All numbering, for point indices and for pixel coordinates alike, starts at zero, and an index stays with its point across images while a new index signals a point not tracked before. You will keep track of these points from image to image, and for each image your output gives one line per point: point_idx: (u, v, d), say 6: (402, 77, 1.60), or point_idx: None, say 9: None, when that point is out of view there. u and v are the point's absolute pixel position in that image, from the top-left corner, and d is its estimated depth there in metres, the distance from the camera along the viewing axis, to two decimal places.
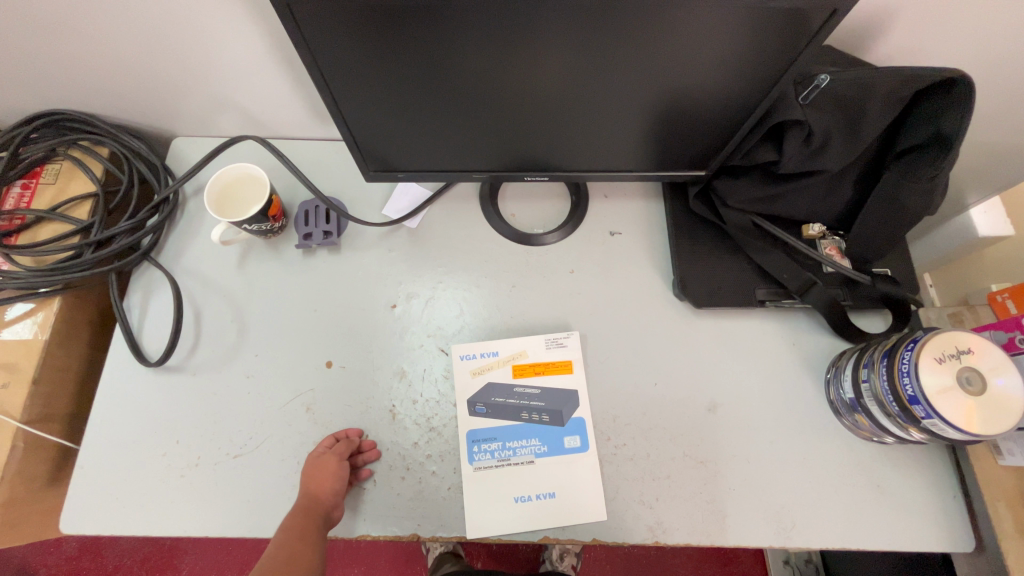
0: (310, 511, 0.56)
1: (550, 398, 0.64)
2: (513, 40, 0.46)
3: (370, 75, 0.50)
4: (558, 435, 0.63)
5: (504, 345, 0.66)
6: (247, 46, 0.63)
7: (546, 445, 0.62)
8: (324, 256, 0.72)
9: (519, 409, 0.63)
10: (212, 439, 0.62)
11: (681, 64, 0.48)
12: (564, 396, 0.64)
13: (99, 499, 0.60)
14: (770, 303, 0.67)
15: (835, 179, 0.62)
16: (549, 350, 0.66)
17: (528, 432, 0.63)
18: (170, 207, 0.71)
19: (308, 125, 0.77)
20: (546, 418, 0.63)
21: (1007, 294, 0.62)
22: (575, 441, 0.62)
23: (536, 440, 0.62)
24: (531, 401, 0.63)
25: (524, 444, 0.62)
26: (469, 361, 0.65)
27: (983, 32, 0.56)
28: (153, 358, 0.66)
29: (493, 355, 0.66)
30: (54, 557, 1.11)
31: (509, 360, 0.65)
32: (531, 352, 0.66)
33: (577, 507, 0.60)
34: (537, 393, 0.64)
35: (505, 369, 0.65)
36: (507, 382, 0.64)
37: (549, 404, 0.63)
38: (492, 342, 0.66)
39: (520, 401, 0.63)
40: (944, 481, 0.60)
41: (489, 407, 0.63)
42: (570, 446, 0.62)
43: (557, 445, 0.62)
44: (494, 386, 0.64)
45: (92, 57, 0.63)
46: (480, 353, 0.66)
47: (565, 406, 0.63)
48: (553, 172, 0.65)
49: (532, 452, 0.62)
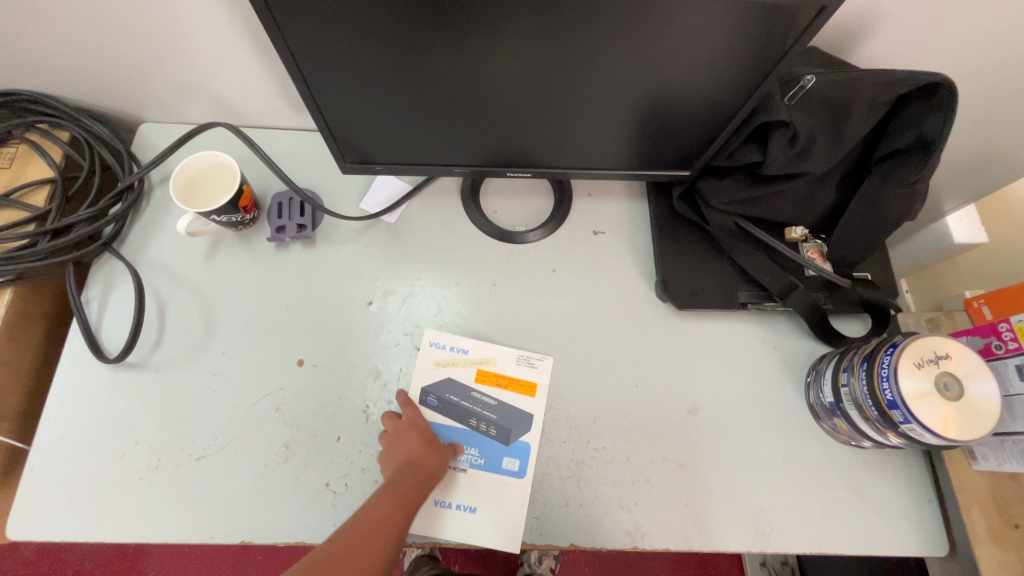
0: (425, 480, 0.54)
1: (504, 417, 0.62)
2: (496, 29, 0.44)
3: (345, 63, 0.47)
4: (499, 455, 0.61)
5: (477, 347, 0.65)
6: (217, 29, 0.60)
7: (483, 458, 0.60)
8: (298, 250, 0.69)
9: (469, 414, 0.62)
10: (174, 439, 0.59)
11: (665, 59, 0.47)
12: (519, 417, 0.62)
13: (49, 504, 0.56)
14: (751, 306, 0.66)
15: (819, 182, 0.62)
16: (519, 366, 0.64)
17: (469, 440, 0.61)
18: (134, 195, 0.68)
19: (284, 113, 0.75)
20: (493, 432, 0.61)
21: (983, 300, 0.62)
22: (514, 464, 0.60)
23: (475, 451, 0.60)
24: (484, 410, 0.62)
25: (462, 451, 0.60)
26: (437, 350, 0.65)
27: (964, 38, 0.56)
28: (112, 355, 0.63)
29: (463, 352, 0.65)
30: (9, 561, 1.06)
31: (476, 363, 0.64)
32: (501, 362, 0.64)
33: (487, 523, 0.57)
34: (494, 407, 0.62)
35: (468, 369, 0.64)
36: (467, 383, 0.63)
37: (500, 419, 0.61)
38: (466, 339, 0.65)
39: (473, 406, 0.62)
40: (920, 486, 0.60)
41: (441, 402, 0.62)
42: (507, 468, 0.60)
43: (494, 463, 0.60)
44: (452, 383, 0.63)
45: (50, 36, 0.60)
46: (450, 346, 0.65)
47: (516, 426, 0.61)
48: (536, 168, 0.64)
49: (467, 461, 0.60)
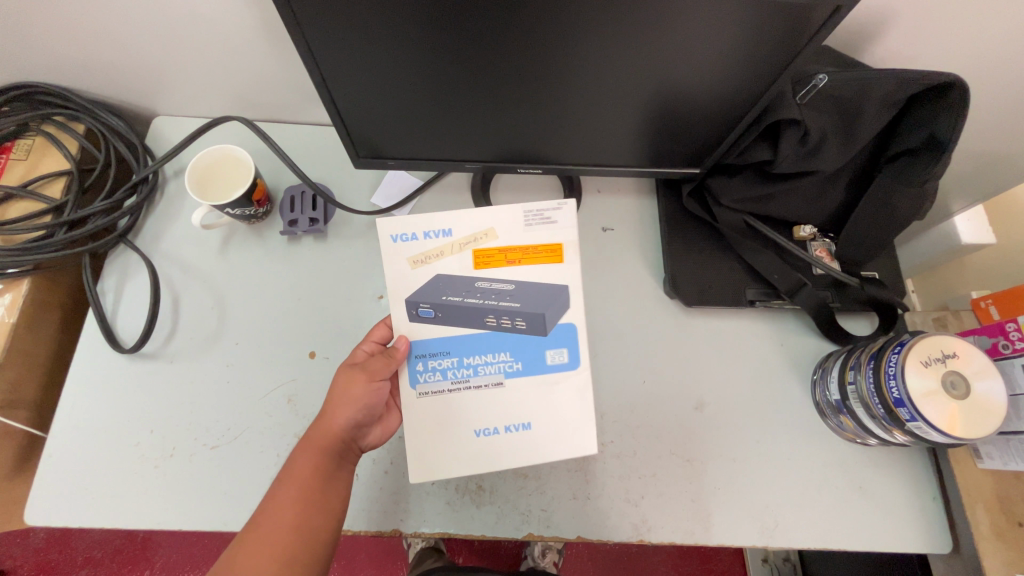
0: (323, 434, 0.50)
1: (527, 299, 0.54)
2: (511, 25, 0.44)
3: (361, 59, 0.48)
4: (540, 348, 0.56)
5: (459, 223, 0.56)
6: (232, 23, 0.60)
7: (520, 362, 0.55)
8: (310, 243, 0.70)
9: (484, 312, 0.54)
10: (188, 428, 0.60)
11: (678, 57, 0.47)
12: (545, 298, 0.55)
13: (65, 490, 0.57)
14: (759, 304, 0.67)
15: (828, 180, 0.62)
16: (531, 227, 0.57)
17: (498, 346, 0.55)
18: (148, 187, 0.68)
19: (296, 107, 0.75)
20: (524, 324, 0.54)
21: (991, 300, 0.62)
22: (563, 356, 0.56)
23: (508, 356, 0.55)
24: (502, 302, 0.54)
25: (492, 361, 0.55)
26: (408, 244, 0.56)
27: (977, 38, 0.56)
28: (128, 345, 0.64)
29: (447, 235, 0.56)
30: (20, 548, 1.07)
31: (466, 244, 0.56)
32: (501, 231, 0.56)
33: (495, 514, 0.59)
34: (509, 290, 0.55)
35: (462, 252, 0.56)
36: (467, 275, 0.56)
37: (524, 307, 0.54)
38: (444, 219, 0.56)
39: (485, 301, 0.54)
40: (925, 483, 0.61)
41: (439, 309, 0.55)
42: (555, 363, 0.56)
43: (536, 363, 0.56)
44: (445, 280, 0.56)
45: (66, 30, 0.60)
46: (423, 234, 0.56)
47: (548, 309, 0.54)
48: (546, 164, 0.64)
49: (501, 371, 0.55)
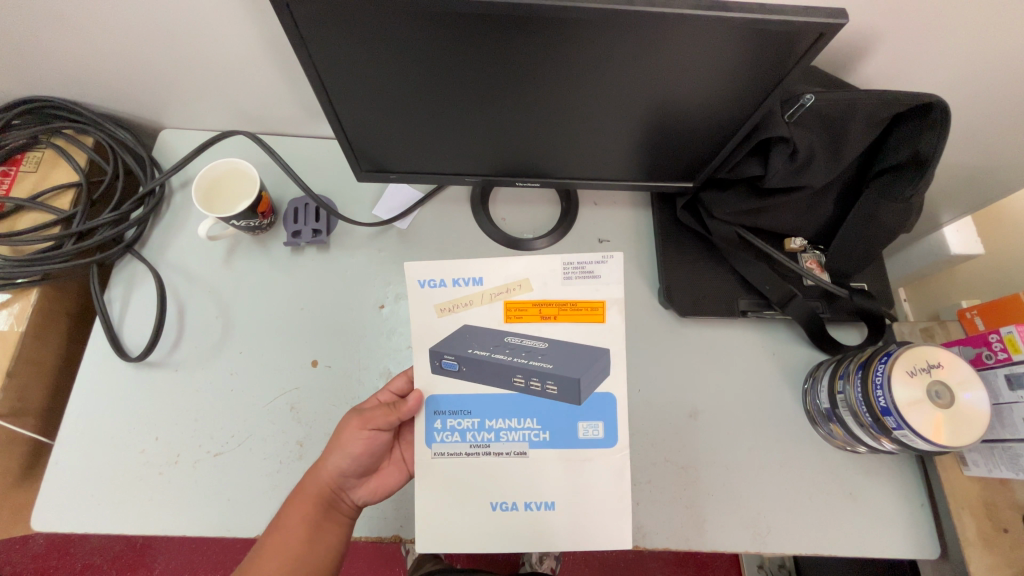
0: (312, 483, 0.54)
1: (559, 361, 0.53)
2: (508, 50, 0.46)
3: (365, 78, 0.50)
4: (572, 419, 0.54)
5: (492, 273, 0.55)
6: (240, 41, 0.62)
7: (547, 432, 0.54)
8: (313, 254, 0.72)
9: (513, 371, 0.53)
10: (193, 436, 0.62)
11: (670, 79, 0.49)
12: (579, 362, 0.53)
13: (71, 497, 0.58)
14: (751, 313, 0.68)
15: (818, 195, 0.64)
16: (570, 280, 0.55)
17: (524, 412, 0.54)
18: (155, 199, 0.70)
19: (300, 120, 0.77)
20: (555, 388, 0.53)
21: (976, 311, 0.64)
22: (598, 432, 0.54)
23: (535, 425, 0.54)
24: (533, 361, 0.53)
25: (517, 430, 0.54)
26: (435, 291, 0.55)
27: (960, 59, 0.59)
28: (134, 354, 0.65)
29: (477, 283, 0.55)
30: (20, 555, 1.08)
31: (496, 295, 0.55)
32: (536, 283, 0.55)
33: None
34: (542, 349, 0.54)
35: (492, 303, 0.55)
36: (497, 327, 0.55)
37: (557, 369, 0.53)
38: (476, 267, 0.55)
39: (514, 358, 0.53)
40: (914, 490, 0.62)
41: (463, 362, 0.54)
42: (586, 437, 0.54)
43: (564, 436, 0.54)
44: (473, 331, 0.55)
45: (78, 47, 0.62)
46: (452, 282, 0.55)
47: (582, 375, 0.52)
48: (544, 178, 0.66)
49: (525, 440, 0.54)
